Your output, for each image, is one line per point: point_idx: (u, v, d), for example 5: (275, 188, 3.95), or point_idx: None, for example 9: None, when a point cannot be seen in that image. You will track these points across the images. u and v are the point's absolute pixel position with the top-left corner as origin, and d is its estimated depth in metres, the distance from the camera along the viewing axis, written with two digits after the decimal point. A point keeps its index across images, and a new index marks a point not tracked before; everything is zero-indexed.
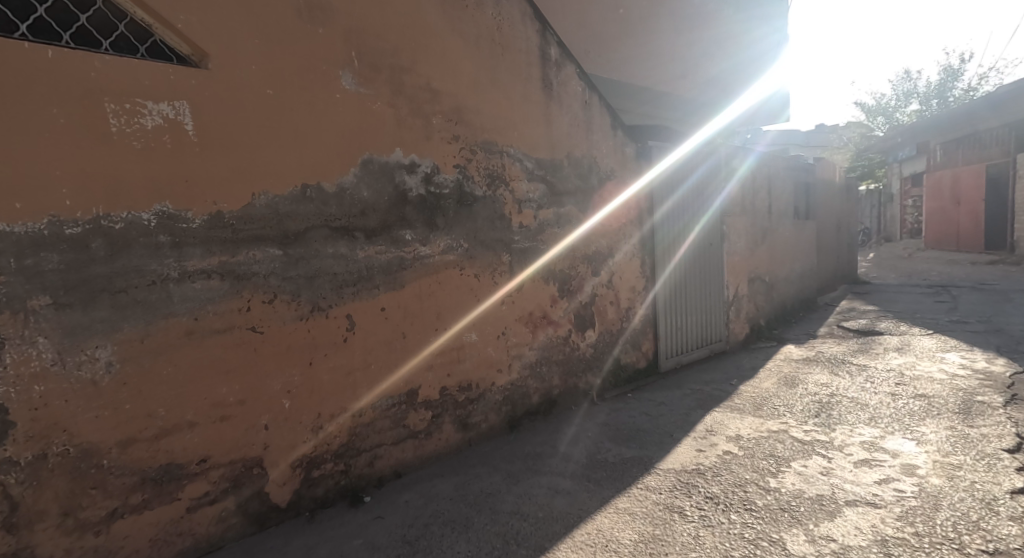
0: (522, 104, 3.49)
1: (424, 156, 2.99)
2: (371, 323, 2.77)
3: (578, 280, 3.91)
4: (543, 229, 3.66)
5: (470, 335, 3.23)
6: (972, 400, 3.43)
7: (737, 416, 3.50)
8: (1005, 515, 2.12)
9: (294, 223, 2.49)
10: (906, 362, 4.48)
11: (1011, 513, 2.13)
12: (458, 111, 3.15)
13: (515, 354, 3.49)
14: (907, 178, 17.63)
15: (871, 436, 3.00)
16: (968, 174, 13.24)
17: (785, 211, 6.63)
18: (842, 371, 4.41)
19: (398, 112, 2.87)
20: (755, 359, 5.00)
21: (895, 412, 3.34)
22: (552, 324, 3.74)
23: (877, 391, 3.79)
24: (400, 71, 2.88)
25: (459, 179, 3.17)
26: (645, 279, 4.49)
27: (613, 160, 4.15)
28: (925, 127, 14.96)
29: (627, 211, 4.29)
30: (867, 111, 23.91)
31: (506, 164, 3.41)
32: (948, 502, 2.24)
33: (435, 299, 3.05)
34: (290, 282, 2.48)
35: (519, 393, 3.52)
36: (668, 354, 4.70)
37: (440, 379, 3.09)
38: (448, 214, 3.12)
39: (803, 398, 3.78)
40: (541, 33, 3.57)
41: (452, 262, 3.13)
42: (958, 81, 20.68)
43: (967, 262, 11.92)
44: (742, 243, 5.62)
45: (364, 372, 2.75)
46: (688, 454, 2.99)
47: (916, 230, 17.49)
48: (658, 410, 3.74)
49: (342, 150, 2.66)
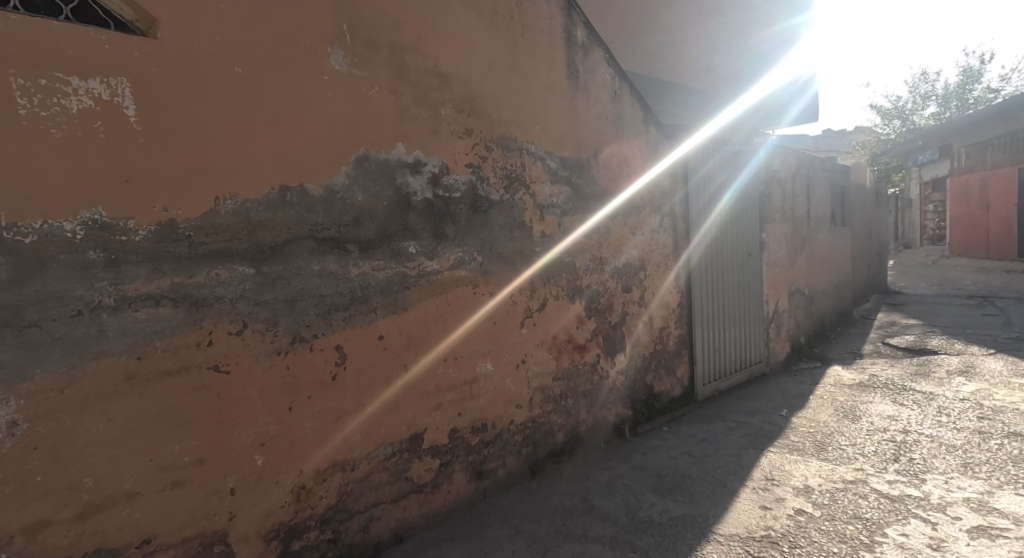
0: (544, 93, 2.99)
1: (431, 153, 2.50)
2: (367, 355, 2.27)
3: (607, 298, 3.40)
4: (569, 239, 3.14)
5: (485, 366, 2.73)
6: None
7: (800, 460, 3.01)
8: None
9: (270, 234, 2.00)
10: (980, 389, 3.94)
11: None
12: (472, 100, 2.66)
13: (537, 386, 2.98)
14: (927, 183, 16.99)
15: (975, 492, 2.51)
16: (998, 178, 12.62)
17: (823, 217, 6.10)
18: (906, 399, 3.86)
19: (400, 99, 2.38)
20: (801, 384, 4.46)
21: (992, 458, 2.83)
22: (578, 349, 3.22)
23: (959, 428, 3.25)
24: (402, 51, 2.39)
25: (472, 181, 2.67)
26: (680, 295, 3.98)
27: (645, 161, 3.66)
28: (949, 129, 14.34)
29: (661, 218, 3.79)
30: (882, 115, 23.27)
31: (526, 163, 2.91)
32: None
33: (444, 323, 2.54)
34: (264, 308, 1.99)
35: (542, 431, 3.01)
36: (705, 380, 4.18)
37: (450, 419, 2.58)
38: (460, 223, 2.62)
39: (872, 436, 3.25)
40: (567, 11, 3.08)
41: (464, 279, 2.63)
42: (978, 84, 20.13)
43: (1001, 270, 11.28)
44: (782, 252, 5.12)
45: (357, 416, 2.24)
46: (752, 513, 2.48)
47: (938, 236, 16.84)
48: (704, 450, 3.22)
49: (332, 146, 2.16)
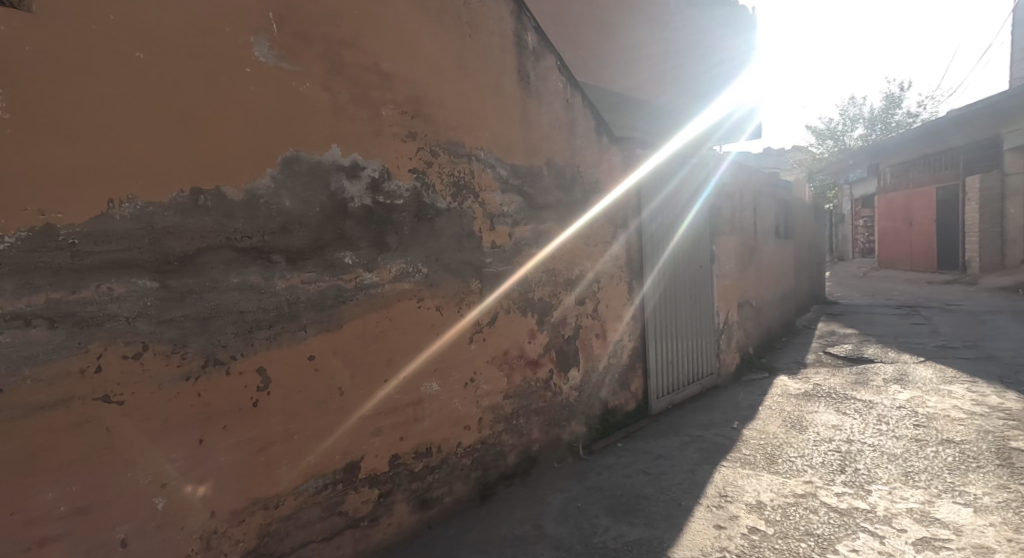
0: (494, 97, 2.86)
1: (370, 156, 2.30)
2: (294, 378, 2.03)
3: (560, 311, 3.29)
4: (521, 250, 3.01)
5: (431, 386, 2.54)
6: (1006, 447, 3.03)
7: (752, 475, 2.97)
8: None
9: (177, 242, 1.75)
10: (915, 396, 4.08)
11: None
12: (417, 102, 2.49)
13: (486, 405, 2.81)
14: (858, 200, 18.08)
15: (918, 502, 2.52)
16: (919, 196, 13.54)
17: (768, 230, 6.28)
18: (848, 408, 3.94)
19: (336, 97, 2.18)
20: (751, 395, 4.50)
21: (931, 466, 2.89)
22: (530, 364, 3.08)
23: (899, 436, 3.33)
24: (338, 46, 2.20)
25: (417, 187, 2.49)
26: (634, 306, 3.92)
27: (599, 170, 3.58)
28: (877, 150, 15.30)
29: (614, 228, 3.73)
30: (817, 135, 24.67)
31: (475, 170, 2.76)
32: None
33: (385, 340, 2.34)
34: (170, 327, 1.73)
35: (492, 454, 2.84)
36: (659, 394, 4.15)
37: (391, 444, 2.37)
38: (402, 231, 2.43)
39: (819, 447, 3.27)
40: (517, 14, 2.97)
41: (407, 292, 2.43)
42: (898, 109, 21.82)
43: (924, 282, 12.06)
44: (731, 264, 5.18)
45: (282, 447, 2.00)
46: (706, 534, 2.39)
47: (868, 249, 17.93)
48: (658, 467, 3.14)
49: (257, 144, 1.94)
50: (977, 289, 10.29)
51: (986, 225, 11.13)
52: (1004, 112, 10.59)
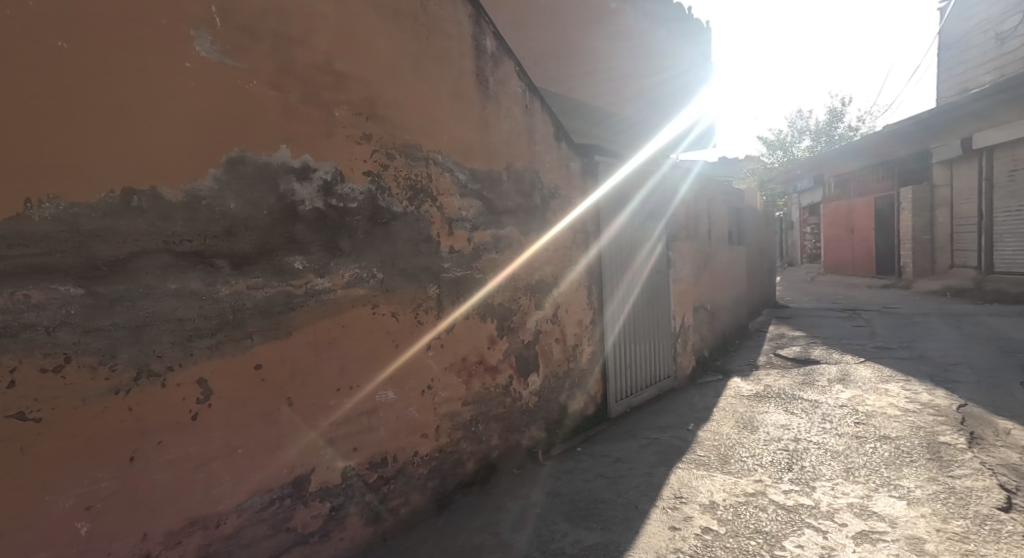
0: (452, 101, 2.83)
1: (323, 158, 2.23)
2: (238, 389, 1.94)
3: (520, 316, 3.28)
4: (479, 255, 2.99)
5: (386, 394, 2.47)
6: (936, 441, 3.21)
7: (705, 475, 3.04)
8: None
9: (107, 246, 1.65)
10: (856, 395, 4.28)
11: None
12: (372, 104, 2.44)
13: (444, 413, 2.76)
14: (805, 208, 18.96)
15: (857, 496, 2.64)
16: (860, 206, 14.32)
17: (722, 236, 6.49)
18: (796, 408, 4.10)
19: (285, 97, 2.11)
20: (706, 397, 4.61)
21: (869, 461, 3.04)
22: (489, 370, 3.05)
23: (841, 434, 3.48)
24: (287, 44, 2.13)
25: (372, 191, 2.43)
26: (593, 310, 3.96)
27: (558, 176, 3.60)
28: (822, 162, 16.11)
29: (574, 234, 3.76)
30: (767, 146, 25.75)
31: (433, 174, 2.72)
32: None
33: (337, 348, 2.26)
34: (98, 337, 1.63)
35: (450, 462, 2.79)
36: (618, 397, 4.20)
37: (344, 456, 2.29)
38: (357, 235, 2.36)
39: (768, 446, 3.38)
40: (476, 19, 2.96)
41: (361, 298, 2.36)
42: (840, 122, 23.10)
43: (865, 287, 12.75)
44: (686, 269, 5.32)
45: (224, 462, 1.90)
46: (661, 535, 2.42)
47: (815, 255, 18.82)
48: (616, 470, 3.17)
49: (198, 143, 1.84)
50: (912, 293, 10.95)
51: (919, 232, 11.79)
52: (933, 128, 11.36)
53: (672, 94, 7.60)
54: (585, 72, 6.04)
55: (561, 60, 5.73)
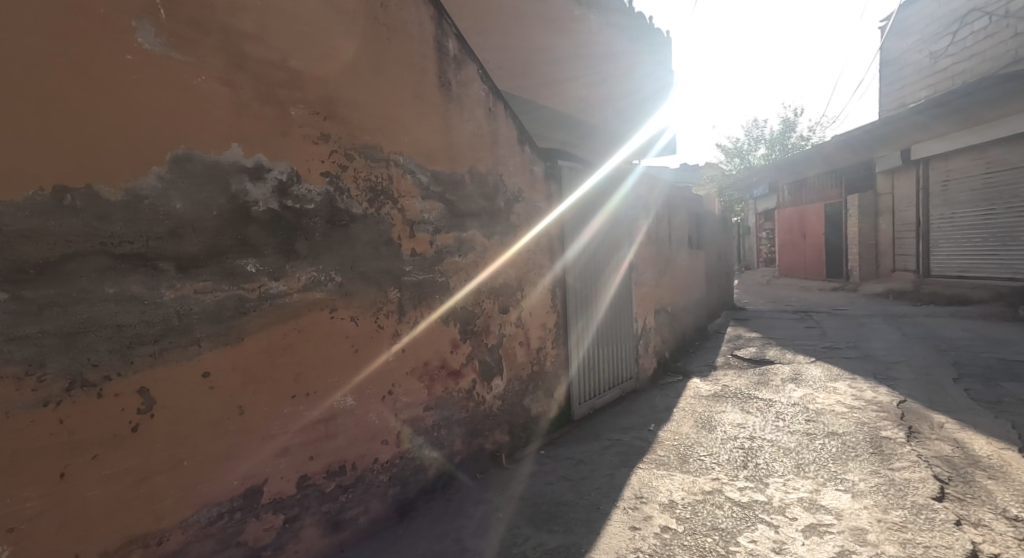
0: (413, 103, 2.80)
1: (277, 158, 2.16)
2: (184, 399, 1.85)
3: (483, 320, 3.26)
4: (442, 258, 2.95)
5: (345, 400, 2.40)
6: (878, 436, 3.39)
7: (665, 474, 3.10)
8: None
9: (36, 248, 1.55)
10: (806, 394, 4.46)
11: None
12: (330, 103, 2.38)
13: (405, 419, 2.71)
14: (761, 214, 19.69)
15: (807, 491, 2.74)
16: (811, 212, 14.99)
17: (682, 241, 6.65)
18: (751, 407, 4.23)
19: (237, 93, 2.03)
20: (666, 398, 4.71)
21: (818, 457, 3.17)
22: (452, 375, 3.02)
23: (793, 431, 3.62)
24: (239, 39, 2.05)
25: (330, 192, 2.36)
26: (556, 314, 3.98)
27: (522, 180, 3.62)
28: (776, 170, 16.78)
29: (538, 237, 3.77)
30: (726, 153, 26.63)
31: (394, 176, 2.68)
32: None
33: (292, 354, 2.18)
34: (25, 345, 1.53)
35: (412, 468, 2.75)
36: (581, 399, 4.24)
37: (299, 465, 2.22)
38: (314, 237, 2.29)
39: (725, 445, 3.48)
40: (438, 21, 2.94)
41: (319, 301, 2.29)
42: (793, 132, 24.15)
43: (816, 290, 13.34)
44: (648, 273, 5.43)
45: (168, 475, 1.81)
46: (621, 536, 2.45)
47: (770, 259, 19.57)
48: (578, 472, 3.19)
49: (140, 138, 1.75)
50: (858, 296, 11.52)
51: (865, 238, 12.50)
52: (877, 140, 12.01)
53: (635, 101, 7.71)
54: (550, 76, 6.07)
55: (526, 63, 5.74)
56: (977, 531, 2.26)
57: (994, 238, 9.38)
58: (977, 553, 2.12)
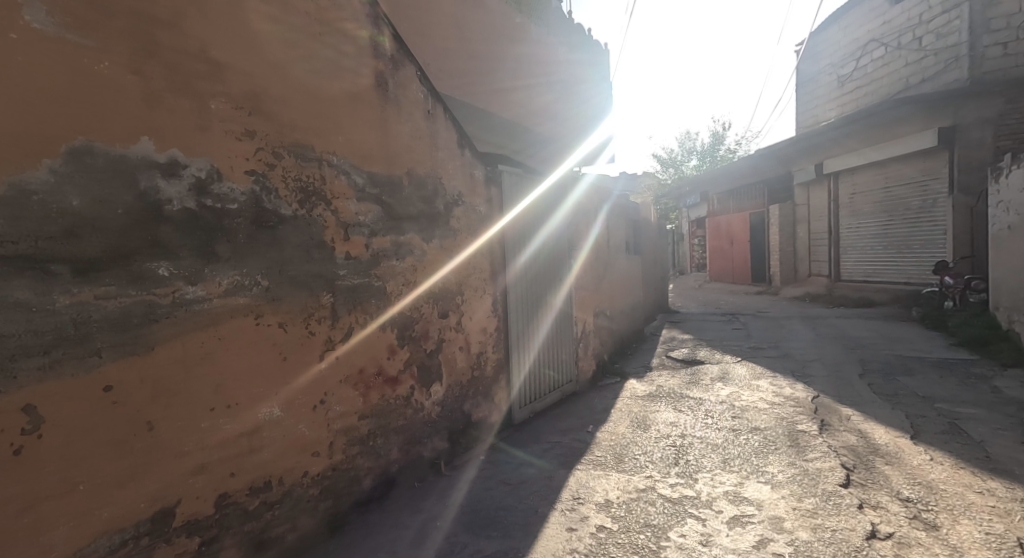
0: (348, 101, 2.71)
1: (195, 154, 2.02)
2: (81, 415, 1.68)
3: (422, 325, 3.20)
4: (378, 262, 2.87)
5: (271, 411, 2.28)
6: (795, 430, 3.63)
7: (601, 474, 3.17)
8: None
9: None
10: (733, 391, 4.72)
11: None
12: (256, 98, 2.26)
13: (338, 429, 2.61)
14: (693, 222, 20.69)
15: (732, 485, 2.88)
16: (738, 221, 15.93)
17: (620, 246, 6.85)
18: (683, 406, 4.42)
19: (148, 84, 1.89)
20: (605, 399, 4.82)
21: (742, 451, 3.35)
22: (389, 382, 2.93)
23: (720, 428, 3.80)
24: (151, 26, 1.91)
25: (255, 191, 2.24)
26: (497, 319, 3.99)
27: (462, 184, 3.59)
28: (707, 180, 17.71)
29: (478, 241, 3.76)
30: (661, 163, 27.80)
31: (326, 176, 2.57)
32: None
33: (212, 363, 2.04)
34: None
35: (345, 480, 2.64)
36: (522, 403, 4.26)
37: (219, 483, 2.07)
38: (237, 239, 2.16)
39: (658, 443, 3.60)
40: (373, 19, 2.86)
41: (242, 308, 2.16)
42: (722, 145, 25.62)
43: (743, 293, 14.18)
44: (587, 278, 5.55)
45: (61, 501, 1.64)
46: (558, 538, 2.47)
47: (702, 264, 20.60)
48: (517, 476, 3.20)
49: (27, 128, 1.59)
50: (780, 299, 12.36)
51: (784, 245, 13.45)
52: (794, 154, 12.97)
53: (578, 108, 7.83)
54: (495, 83, 6.07)
55: (470, 70, 5.70)
56: (876, 513, 2.47)
57: (893, 246, 10.36)
58: (875, 533, 2.31)
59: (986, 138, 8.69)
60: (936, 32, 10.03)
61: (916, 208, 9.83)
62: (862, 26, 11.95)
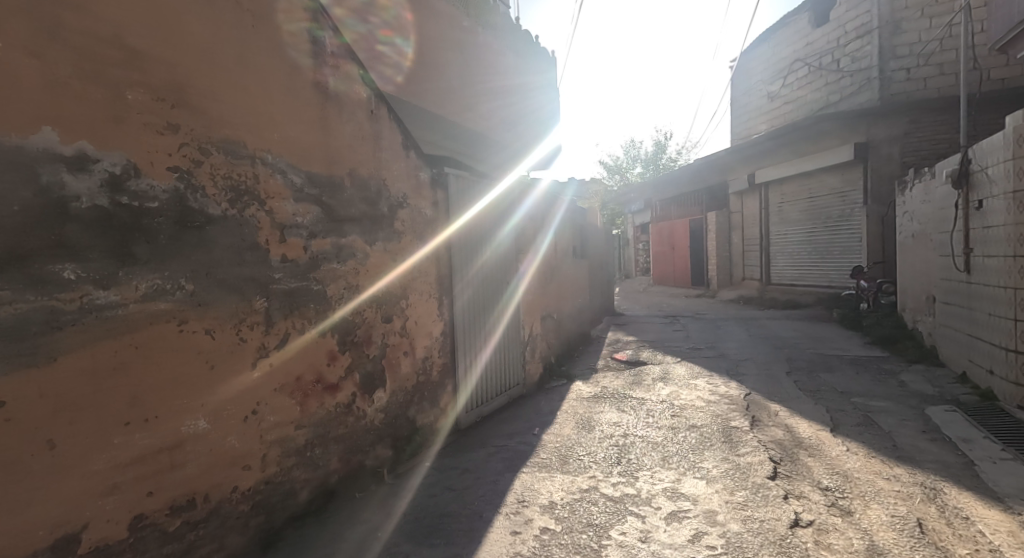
0: (284, 97, 2.60)
1: (109, 148, 1.87)
2: None
3: (364, 330, 3.10)
4: (317, 265, 2.76)
5: (196, 424, 2.13)
6: (729, 426, 3.81)
7: (546, 476, 3.19)
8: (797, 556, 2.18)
9: None
10: (673, 391, 4.89)
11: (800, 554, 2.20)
12: (180, 89, 2.12)
13: (272, 440, 2.48)
14: (638, 227, 21.37)
15: (670, 481, 2.97)
16: (679, 227, 16.59)
17: (567, 251, 6.96)
18: (626, 406, 4.53)
19: (51, 71, 1.73)
20: (551, 402, 4.87)
21: (680, 448, 3.47)
22: (328, 389, 2.82)
23: (660, 426, 3.93)
24: (55, 8, 1.76)
25: (180, 189, 2.10)
26: (443, 323, 3.94)
27: (407, 186, 3.53)
28: (650, 187, 18.35)
29: (424, 245, 3.70)
30: (607, 170, 28.54)
31: (260, 175, 2.45)
32: (752, 553, 2.23)
33: (126, 374, 1.89)
34: None
35: (279, 494, 2.52)
36: (468, 408, 4.23)
37: (134, 503, 1.92)
38: (157, 240, 2.01)
39: (602, 443, 3.68)
40: (312, 13, 2.75)
41: (163, 313, 2.02)
42: (664, 153, 26.64)
43: (684, 296, 14.76)
44: (534, 282, 5.60)
45: None
46: (502, 542, 2.46)
47: (646, 268, 21.30)
48: (463, 482, 3.16)
49: None
50: (717, 301, 12.96)
51: (721, 250, 14.13)
52: (729, 164, 13.67)
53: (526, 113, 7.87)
54: (445, 86, 6.00)
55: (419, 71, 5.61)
56: (800, 502, 2.62)
57: (816, 252, 11.11)
58: (798, 521, 2.45)
59: (894, 154, 9.54)
60: (852, 56, 10.88)
61: (836, 217, 10.60)
62: (788, 46, 12.78)
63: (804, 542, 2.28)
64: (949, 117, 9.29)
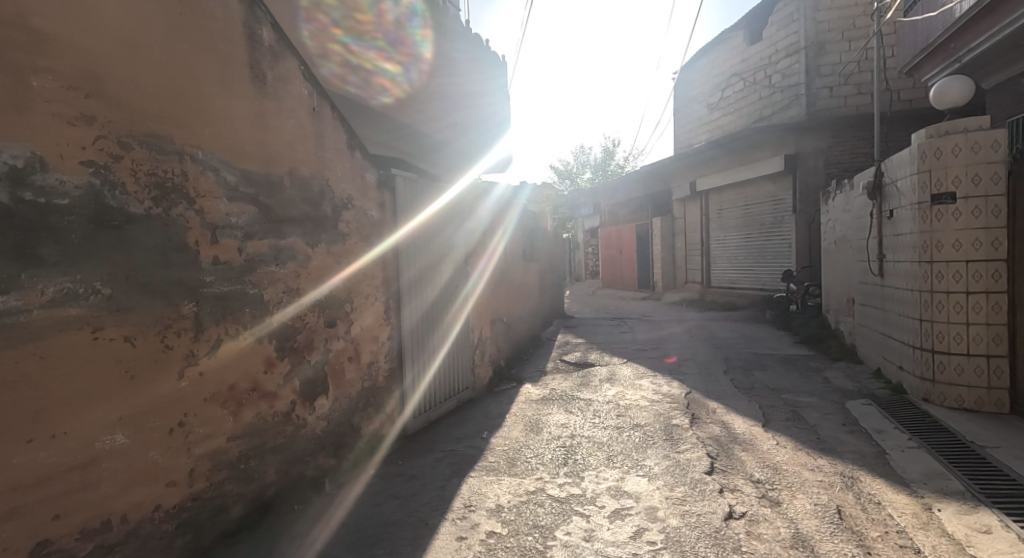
0: (217, 91, 2.46)
1: (10, 140, 1.71)
2: None
3: (305, 335, 2.98)
4: (253, 268, 2.63)
5: (113, 439, 1.98)
6: (671, 424, 3.93)
7: (493, 480, 3.17)
8: (730, 548, 2.28)
9: None
10: (618, 391, 5.00)
11: (733, 545, 2.29)
12: (95, 78, 1.97)
13: (201, 454, 2.33)
14: (587, 232, 21.81)
15: (614, 480, 3.03)
16: (626, 232, 17.04)
17: (517, 254, 6.98)
18: (574, 408, 4.58)
19: None
20: (500, 405, 4.86)
21: (624, 447, 3.55)
22: (264, 398, 2.68)
23: (606, 426, 4.01)
24: None
25: (96, 186, 1.95)
26: (390, 327, 3.85)
27: (351, 186, 3.43)
28: (598, 193, 18.76)
29: (369, 247, 3.60)
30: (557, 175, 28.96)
31: (189, 172, 2.31)
32: (689, 546, 2.30)
33: (28, 387, 1.73)
34: None
35: (209, 510, 2.37)
36: (416, 413, 4.14)
37: (37, 528, 1.76)
38: (68, 240, 1.86)
39: (549, 445, 3.71)
40: (250, 5, 2.62)
41: (75, 320, 1.86)
42: (612, 160, 27.35)
43: (631, 299, 15.18)
44: (484, 285, 5.57)
45: None
46: (447, 549, 2.42)
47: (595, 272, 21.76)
48: (408, 489, 3.09)
49: None
50: (662, 304, 13.40)
51: (665, 254, 14.64)
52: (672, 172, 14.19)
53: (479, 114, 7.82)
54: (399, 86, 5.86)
55: None
56: (734, 495, 2.74)
57: (752, 256, 11.72)
58: (732, 513, 2.56)
59: (819, 166, 10.24)
60: (783, 73, 11.58)
61: (769, 223, 11.23)
62: (726, 61, 13.43)
63: (737, 533, 2.39)
64: (866, 133, 10.07)
